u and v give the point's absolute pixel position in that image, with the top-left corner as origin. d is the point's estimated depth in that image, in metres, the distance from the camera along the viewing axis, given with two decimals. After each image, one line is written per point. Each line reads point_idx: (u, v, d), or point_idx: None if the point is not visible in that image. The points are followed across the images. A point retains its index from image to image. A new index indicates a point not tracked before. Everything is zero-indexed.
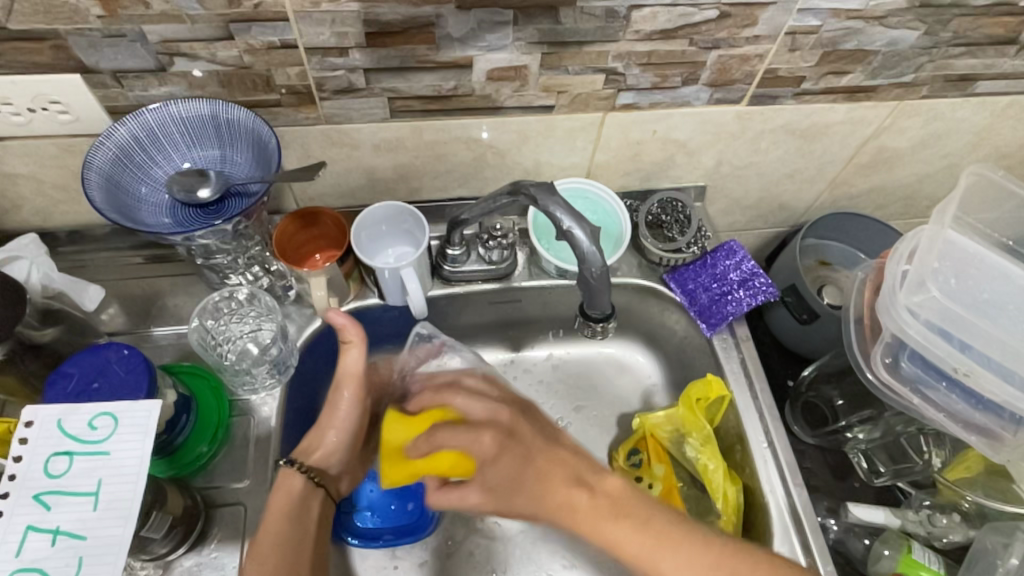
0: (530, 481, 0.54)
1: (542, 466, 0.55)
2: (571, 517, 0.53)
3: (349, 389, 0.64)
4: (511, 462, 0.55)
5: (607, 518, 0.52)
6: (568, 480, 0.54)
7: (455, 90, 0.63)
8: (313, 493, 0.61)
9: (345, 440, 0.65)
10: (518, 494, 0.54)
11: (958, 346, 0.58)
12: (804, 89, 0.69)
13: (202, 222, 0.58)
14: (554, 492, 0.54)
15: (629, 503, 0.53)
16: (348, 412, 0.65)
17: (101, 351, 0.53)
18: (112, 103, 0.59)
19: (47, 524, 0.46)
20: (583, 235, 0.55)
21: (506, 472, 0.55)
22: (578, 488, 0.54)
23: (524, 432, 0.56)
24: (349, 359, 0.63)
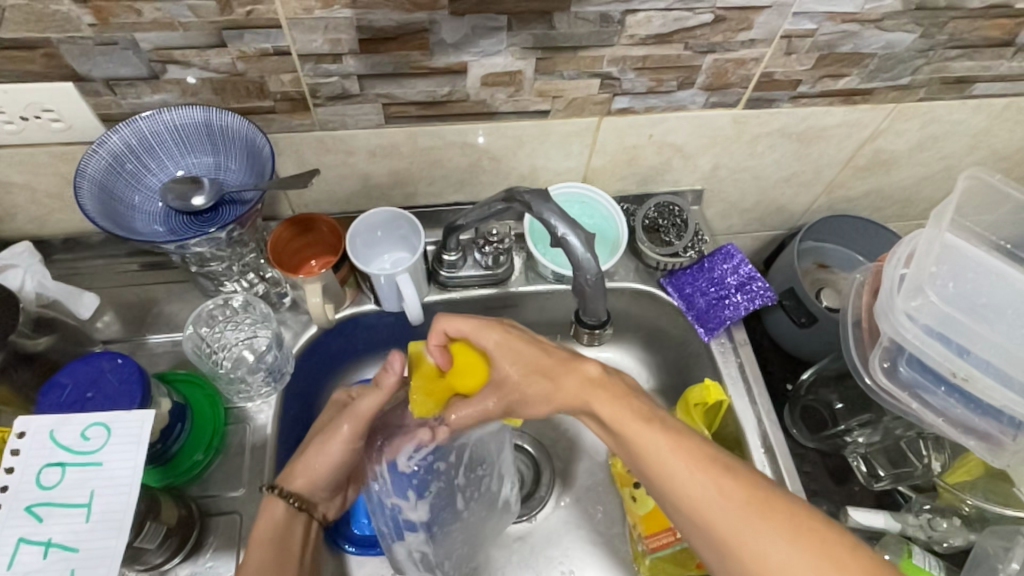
0: (538, 362, 0.57)
1: (548, 355, 0.58)
2: (577, 387, 0.55)
3: (349, 426, 0.62)
4: (526, 344, 0.58)
5: (606, 393, 0.54)
6: (569, 361, 0.57)
7: (449, 96, 0.62)
8: (295, 520, 0.61)
9: (334, 474, 0.63)
10: (526, 375, 0.57)
11: (956, 350, 0.58)
12: (800, 92, 0.68)
13: (196, 230, 0.58)
14: (559, 374, 0.56)
15: (630, 392, 0.55)
16: (340, 447, 0.63)
17: (95, 362, 0.54)
18: (105, 111, 0.59)
19: (40, 536, 0.46)
20: (578, 242, 0.55)
21: (513, 360, 0.57)
22: (589, 365, 0.56)
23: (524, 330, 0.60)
24: (367, 401, 0.62)
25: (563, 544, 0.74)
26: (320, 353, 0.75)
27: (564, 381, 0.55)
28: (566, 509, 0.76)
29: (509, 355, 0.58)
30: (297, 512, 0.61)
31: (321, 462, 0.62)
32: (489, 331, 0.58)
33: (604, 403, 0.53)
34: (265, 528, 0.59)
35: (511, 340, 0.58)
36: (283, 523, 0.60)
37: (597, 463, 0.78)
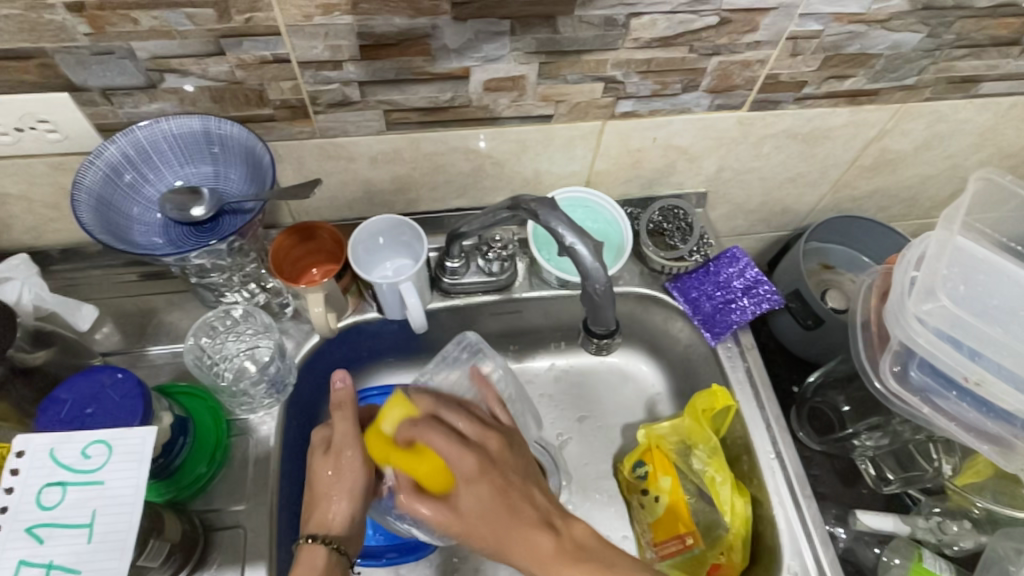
0: (501, 513, 0.52)
1: (519, 499, 0.53)
2: (536, 563, 0.51)
3: (353, 449, 0.59)
4: (488, 490, 0.53)
5: (564, 564, 0.50)
6: (536, 520, 0.53)
7: (452, 102, 0.62)
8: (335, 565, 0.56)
9: (359, 505, 0.59)
10: (484, 522, 0.52)
11: (967, 354, 0.57)
12: (805, 94, 0.68)
13: (196, 241, 0.57)
14: (517, 531, 0.52)
15: (596, 550, 0.52)
16: (355, 473, 0.58)
17: (95, 376, 0.53)
18: (102, 121, 0.58)
19: (40, 558, 0.45)
20: (586, 250, 0.54)
21: (481, 499, 0.52)
22: (543, 530, 0.52)
23: (507, 462, 0.55)
24: (344, 425, 0.59)
25: None
26: (323, 362, 0.74)
27: (523, 543, 0.51)
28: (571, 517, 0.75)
29: (479, 489, 0.53)
30: (334, 555, 0.56)
31: (342, 498, 0.58)
32: (462, 460, 0.53)
33: (568, 573, 0.50)
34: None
35: (482, 479, 0.53)
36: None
37: (604, 468, 0.77)
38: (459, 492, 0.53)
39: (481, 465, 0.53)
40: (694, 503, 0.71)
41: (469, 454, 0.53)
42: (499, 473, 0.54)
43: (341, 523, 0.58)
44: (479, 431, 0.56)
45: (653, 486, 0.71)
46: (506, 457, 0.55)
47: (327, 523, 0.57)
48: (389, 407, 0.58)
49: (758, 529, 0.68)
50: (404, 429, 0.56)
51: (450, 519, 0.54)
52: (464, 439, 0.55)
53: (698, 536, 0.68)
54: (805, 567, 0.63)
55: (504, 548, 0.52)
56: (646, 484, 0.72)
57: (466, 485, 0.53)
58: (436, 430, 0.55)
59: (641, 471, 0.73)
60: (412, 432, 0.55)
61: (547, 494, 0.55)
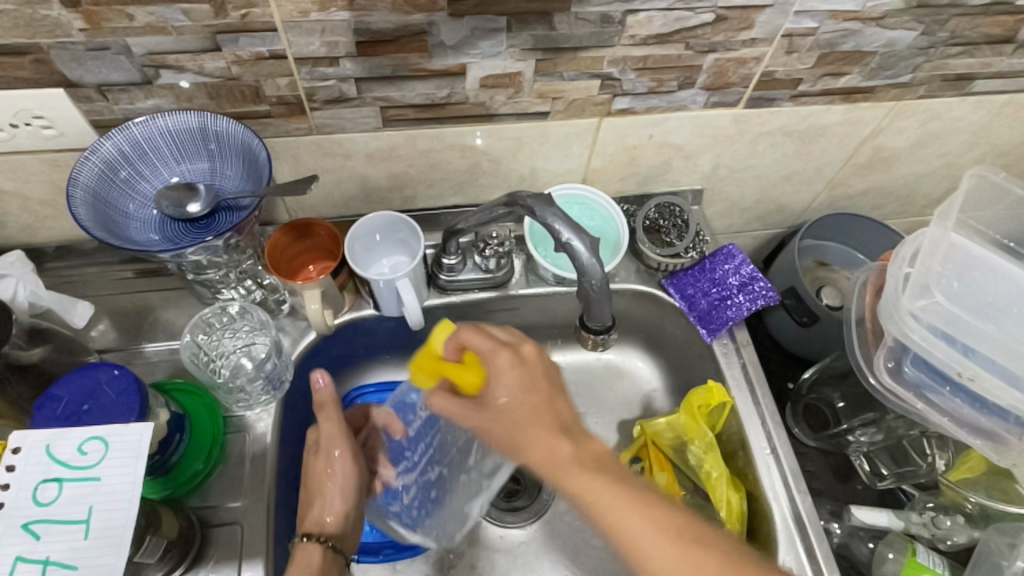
0: (529, 414, 0.51)
1: (540, 402, 0.52)
2: (550, 465, 0.49)
3: (343, 447, 0.62)
4: (517, 382, 0.52)
5: (585, 467, 0.48)
6: (555, 427, 0.51)
7: (448, 98, 0.62)
8: (331, 560, 0.59)
9: (352, 502, 0.61)
10: (510, 416, 0.51)
11: (961, 350, 0.58)
12: (800, 91, 0.68)
13: (192, 238, 0.57)
14: (538, 431, 0.50)
15: (609, 464, 0.49)
16: (344, 470, 0.61)
17: (90, 372, 0.53)
18: (97, 117, 0.58)
19: (37, 554, 0.45)
20: (583, 247, 0.54)
21: (512, 395, 0.52)
22: (564, 436, 0.50)
23: (539, 364, 0.53)
24: (332, 425, 0.62)
25: (566, 548, 0.73)
26: (319, 360, 0.74)
27: (541, 445, 0.50)
28: (567, 513, 0.75)
29: (509, 383, 0.52)
30: (330, 551, 0.59)
31: (335, 495, 0.61)
32: (496, 355, 0.53)
33: (577, 476, 0.48)
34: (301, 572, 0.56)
35: (512, 372, 0.52)
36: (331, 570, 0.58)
37: None
38: (490, 385, 0.53)
39: (514, 360, 0.53)
40: (689, 498, 0.73)
41: (504, 348, 0.53)
42: (529, 376, 0.53)
43: (336, 520, 0.60)
44: (518, 339, 0.55)
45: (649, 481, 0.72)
46: (539, 361, 0.54)
47: (324, 521, 0.60)
48: (437, 334, 0.57)
49: (754, 524, 0.69)
50: (450, 339, 0.55)
51: (478, 414, 0.52)
52: (501, 341, 0.54)
53: None
54: (800, 561, 0.64)
55: (517, 443, 0.51)
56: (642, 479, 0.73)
57: (497, 379, 0.52)
58: (479, 333, 0.54)
59: (636, 467, 0.74)
60: (458, 339, 0.55)
61: (565, 400, 0.53)
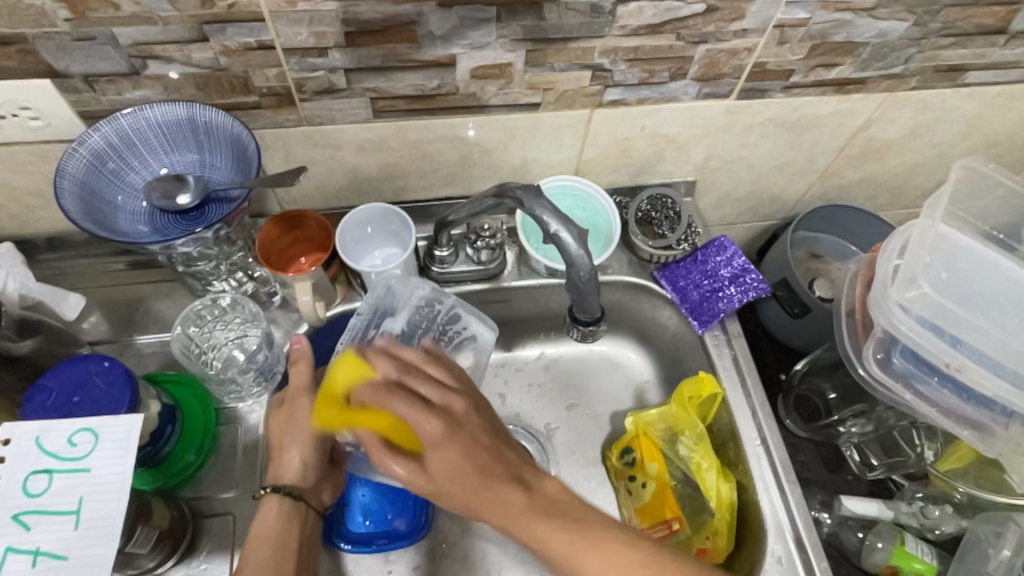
0: (468, 470, 0.50)
1: (483, 457, 0.51)
2: (505, 515, 0.48)
3: (304, 396, 0.60)
4: (455, 449, 0.50)
5: (540, 516, 0.48)
6: (507, 476, 0.50)
7: (438, 89, 0.61)
8: (296, 511, 0.58)
9: (314, 450, 0.60)
10: (452, 482, 0.50)
11: (949, 341, 0.58)
12: (793, 82, 0.68)
13: (182, 229, 0.56)
14: (486, 485, 0.49)
15: (568, 507, 0.49)
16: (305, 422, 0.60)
17: (82, 364, 0.53)
18: (85, 108, 0.58)
19: (28, 545, 0.45)
20: (571, 238, 0.54)
21: (449, 461, 0.50)
22: (515, 485, 0.50)
23: (471, 419, 0.52)
24: (299, 378, 0.61)
25: None
26: None
27: (492, 501, 0.49)
28: None
29: (447, 449, 0.50)
30: (294, 502, 0.58)
31: (294, 446, 0.60)
32: (428, 421, 0.50)
33: (534, 525, 0.47)
34: (265, 524, 0.56)
35: (449, 439, 0.50)
36: (297, 522, 0.57)
37: (592, 455, 0.78)
38: (427, 455, 0.50)
39: (449, 425, 0.51)
40: (680, 489, 0.71)
41: (435, 415, 0.51)
42: (467, 439, 0.51)
43: (299, 471, 0.59)
44: (447, 393, 0.53)
45: (640, 473, 0.72)
46: (472, 420, 0.53)
47: (288, 472, 0.59)
48: (340, 369, 0.56)
49: (743, 514, 0.69)
50: (365, 390, 0.53)
51: (420, 476, 0.51)
52: (431, 402, 0.52)
53: (684, 521, 0.68)
54: (788, 550, 0.64)
55: (474, 506, 0.49)
56: (633, 471, 0.73)
57: (434, 447, 0.50)
58: (403, 392, 0.52)
59: (629, 458, 0.73)
60: (373, 396, 0.52)
61: (505, 446, 0.53)
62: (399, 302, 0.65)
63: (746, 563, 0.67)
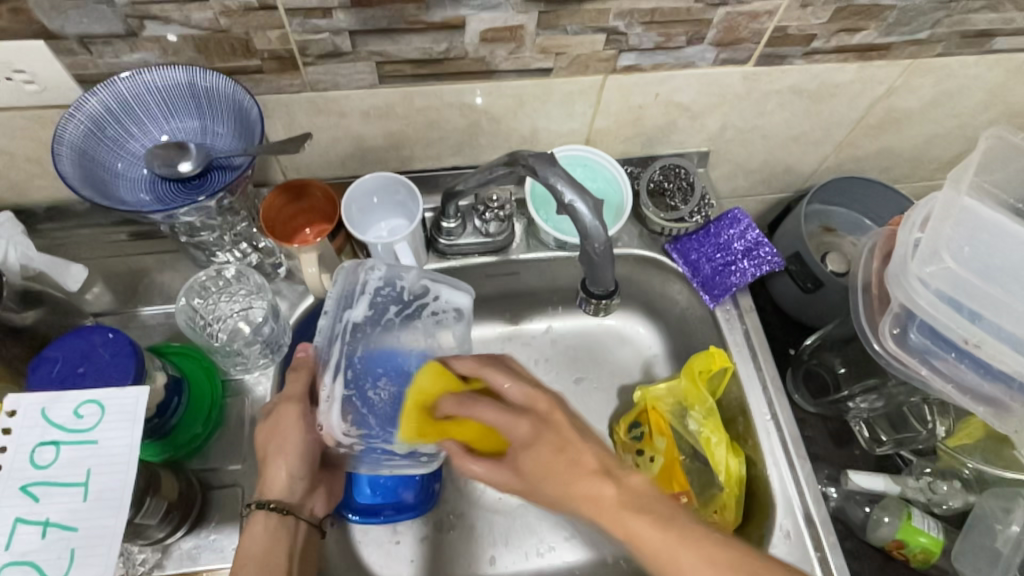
0: (559, 470, 0.49)
1: (574, 453, 0.49)
2: (594, 509, 0.48)
3: (296, 408, 0.57)
4: (547, 450, 0.50)
5: (630, 510, 0.46)
6: (593, 468, 0.49)
7: (447, 53, 0.59)
8: (283, 527, 0.56)
9: (302, 463, 0.57)
10: (544, 479, 0.49)
11: (967, 316, 0.57)
12: (814, 48, 0.65)
13: (184, 198, 0.55)
14: (577, 477, 0.48)
15: (654, 501, 0.47)
16: (295, 436, 0.57)
17: (87, 335, 0.52)
18: (81, 71, 0.56)
19: (37, 516, 0.45)
20: (586, 209, 0.53)
21: (541, 460, 0.50)
22: (604, 480, 0.48)
23: (563, 421, 0.51)
24: (295, 385, 0.57)
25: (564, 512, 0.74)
26: None
27: (581, 496, 0.48)
28: None
29: (541, 451, 0.50)
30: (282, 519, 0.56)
31: (280, 461, 0.57)
32: (518, 426, 0.51)
33: (626, 518, 0.46)
34: (253, 545, 0.54)
35: (540, 441, 0.50)
36: (286, 537, 0.56)
37: (599, 429, 0.78)
38: (519, 457, 0.51)
39: (537, 426, 0.51)
40: (688, 462, 0.71)
41: (522, 418, 0.51)
42: (558, 434, 0.51)
43: (285, 486, 0.57)
44: (528, 391, 0.53)
45: (648, 446, 0.71)
46: (559, 414, 0.52)
47: (277, 488, 0.57)
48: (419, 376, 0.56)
49: (751, 488, 0.69)
50: (450, 403, 0.54)
51: (514, 482, 0.52)
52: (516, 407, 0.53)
53: (693, 495, 0.68)
54: (798, 524, 0.64)
55: (566, 498, 0.49)
56: (641, 445, 0.72)
57: (523, 451, 0.51)
58: (489, 402, 0.53)
59: (636, 432, 0.73)
60: (457, 407, 0.53)
61: (594, 438, 0.51)
62: (358, 288, 0.61)
63: (753, 537, 0.66)
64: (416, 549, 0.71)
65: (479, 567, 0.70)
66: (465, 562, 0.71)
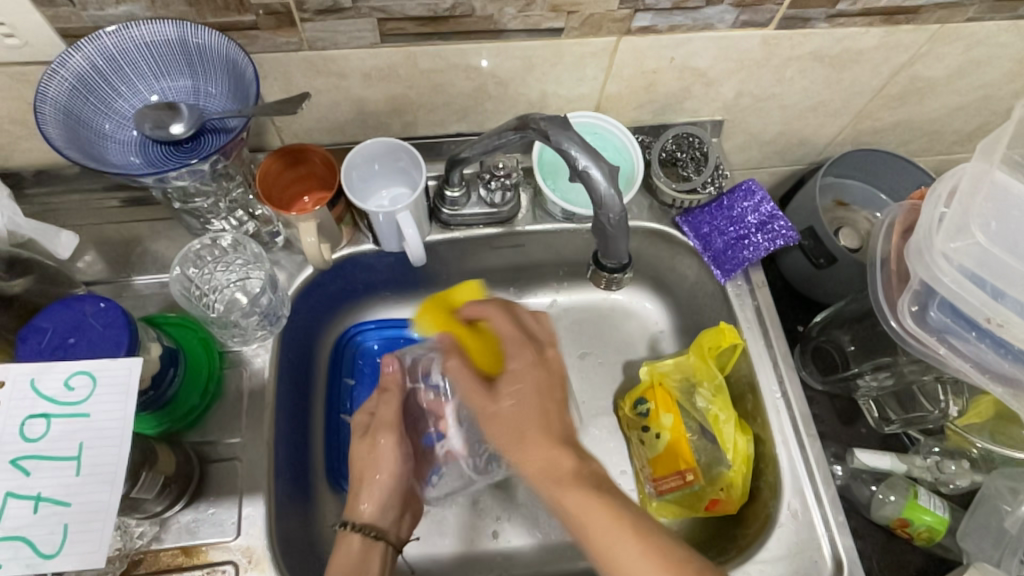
0: (535, 408, 0.52)
1: (549, 407, 0.52)
2: (551, 475, 0.49)
3: (387, 434, 0.61)
4: (531, 386, 0.52)
5: (585, 487, 0.48)
6: (561, 435, 0.51)
7: (452, 10, 0.56)
8: (373, 552, 0.57)
9: (394, 488, 0.61)
10: (517, 418, 0.51)
11: (990, 293, 0.55)
12: (839, 10, 0.62)
13: (176, 161, 0.52)
14: (543, 435, 0.51)
15: (611, 483, 0.50)
16: (390, 460, 0.61)
17: (77, 306, 0.50)
18: (64, 25, 0.52)
19: (28, 490, 0.44)
20: (600, 175, 0.50)
21: (520, 392, 0.52)
22: (567, 450, 0.50)
23: (557, 372, 0.55)
24: (388, 408, 0.62)
25: None
26: (316, 295, 0.72)
27: (541, 458, 0.50)
28: None
29: (525, 385, 0.52)
30: (375, 541, 0.58)
31: (373, 485, 0.60)
32: (522, 350, 0.54)
33: (571, 493, 0.48)
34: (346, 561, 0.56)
35: (530, 376, 0.53)
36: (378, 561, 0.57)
37: (603, 404, 0.76)
38: (505, 378, 0.53)
39: (536, 361, 0.54)
40: (697, 441, 0.69)
41: (527, 346, 0.54)
42: (549, 380, 0.54)
43: (374, 511, 0.60)
44: (546, 342, 0.56)
45: (655, 423, 0.70)
46: (556, 369, 0.55)
47: (366, 512, 0.60)
48: (460, 289, 0.63)
49: (758, 466, 0.68)
50: (472, 308, 0.58)
51: (484, 400, 0.53)
52: (529, 335, 0.56)
53: (699, 472, 0.67)
54: (806, 504, 0.63)
55: (523, 446, 0.50)
56: (647, 420, 0.70)
57: (511, 376, 0.53)
58: (504, 313, 0.57)
59: (643, 408, 0.71)
60: (478, 312, 0.58)
61: (566, 413, 0.53)
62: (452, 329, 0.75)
63: (760, 515, 0.65)
64: (419, 523, 0.70)
65: (480, 542, 0.70)
66: (466, 535, 0.70)
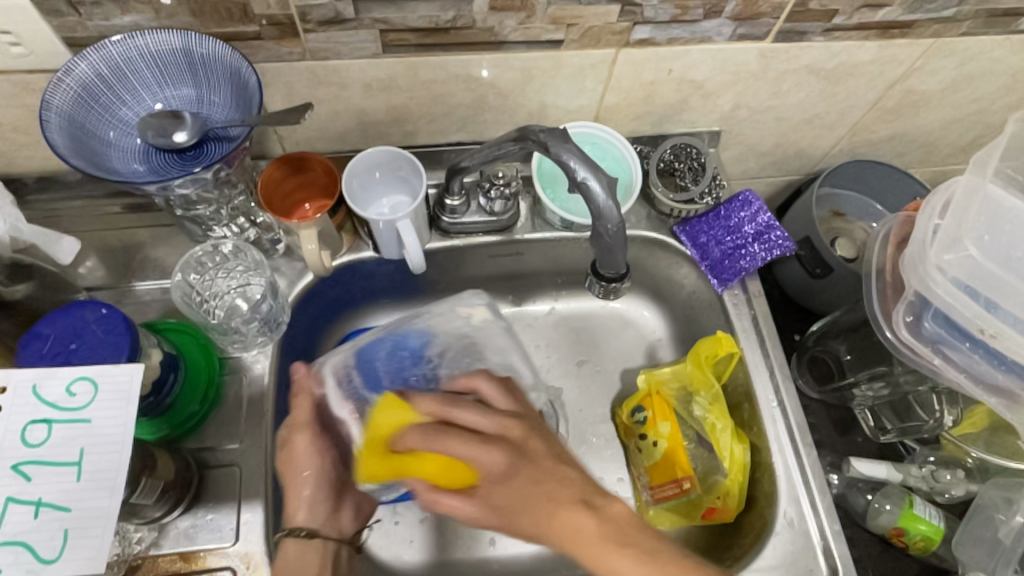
0: (533, 497, 0.46)
1: (551, 483, 0.47)
2: (575, 541, 0.45)
3: (302, 435, 0.57)
4: (525, 481, 0.47)
5: (614, 546, 0.44)
6: (571, 496, 0.46)
7: (454, 22, 0.56)
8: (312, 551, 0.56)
9: (324, 485, 0.58)
10: (523, 512, 0.46)
11: (983, 305, 0.56)
12: (835, 25, 0.62)
13: (179, 169, 0.53)
14: (551, 500, 0.46)
15: (633, 531, 0.45)
16: (311, 461, 0.57)
17: (78, 312, 0.51)
18: (70, 34, 0.53)
19: (28, 496, 0.44)
20: (599, 186, 0.51)
21: (515, 490, 0.46)
22: (585, 509, 0.45)
23: (540, 449, 0.48)
24: (300, 412, 0.58)
25: None
26: (316, 302, 0.72)
27: (563, 525, 0.45)
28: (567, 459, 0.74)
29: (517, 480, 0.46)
30: (310, 543, 0.57)
31: (303, 488, 0.57)
32: (494, 449, 0.47)
33: (611, 553, 0.44)
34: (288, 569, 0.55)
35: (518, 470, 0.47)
36: (317, 561, 0.56)
37: (601, 412, 0.77)
38: (489, 487, 0.47)
39: (513, 453, 0.48)
40: (692, 449, 0.69)
41: (494, 445, 0.47)
42: (538, 468, 0.47)
43: (308, 513, 0.58)
44: (501, 419, 0.49)
45: (652, 431, 0.70)
46: (535, 442, 0.49)
47: (302, 513, 0.58)
48: (385, 410, 0.53)
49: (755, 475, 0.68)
50: (416, 434, 0.49)
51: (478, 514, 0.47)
52: (486, 434, 0.49)
53: (695, 481, 0.67)
54: (801, 513, 0.63)
55: (542, 531, 0.46)
56: (644, 429, 0.70)
57: (495, 479, 0.47)
58: (457, 432, 0.48)
59: (640, 416, 0.71)
60: (421, 440, 0.49)
61: (575, 468, 0.48)
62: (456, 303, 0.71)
63: (756, 524, 0.66)
64: (416, 531, 0.70)
65: (478, 549, 0.70)
66: (464, 543, 0.70)
